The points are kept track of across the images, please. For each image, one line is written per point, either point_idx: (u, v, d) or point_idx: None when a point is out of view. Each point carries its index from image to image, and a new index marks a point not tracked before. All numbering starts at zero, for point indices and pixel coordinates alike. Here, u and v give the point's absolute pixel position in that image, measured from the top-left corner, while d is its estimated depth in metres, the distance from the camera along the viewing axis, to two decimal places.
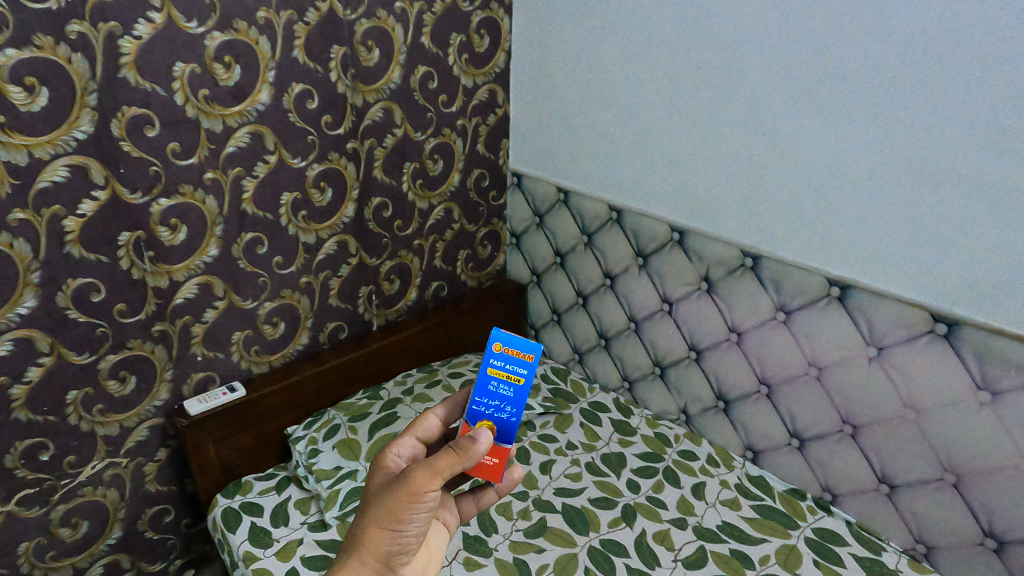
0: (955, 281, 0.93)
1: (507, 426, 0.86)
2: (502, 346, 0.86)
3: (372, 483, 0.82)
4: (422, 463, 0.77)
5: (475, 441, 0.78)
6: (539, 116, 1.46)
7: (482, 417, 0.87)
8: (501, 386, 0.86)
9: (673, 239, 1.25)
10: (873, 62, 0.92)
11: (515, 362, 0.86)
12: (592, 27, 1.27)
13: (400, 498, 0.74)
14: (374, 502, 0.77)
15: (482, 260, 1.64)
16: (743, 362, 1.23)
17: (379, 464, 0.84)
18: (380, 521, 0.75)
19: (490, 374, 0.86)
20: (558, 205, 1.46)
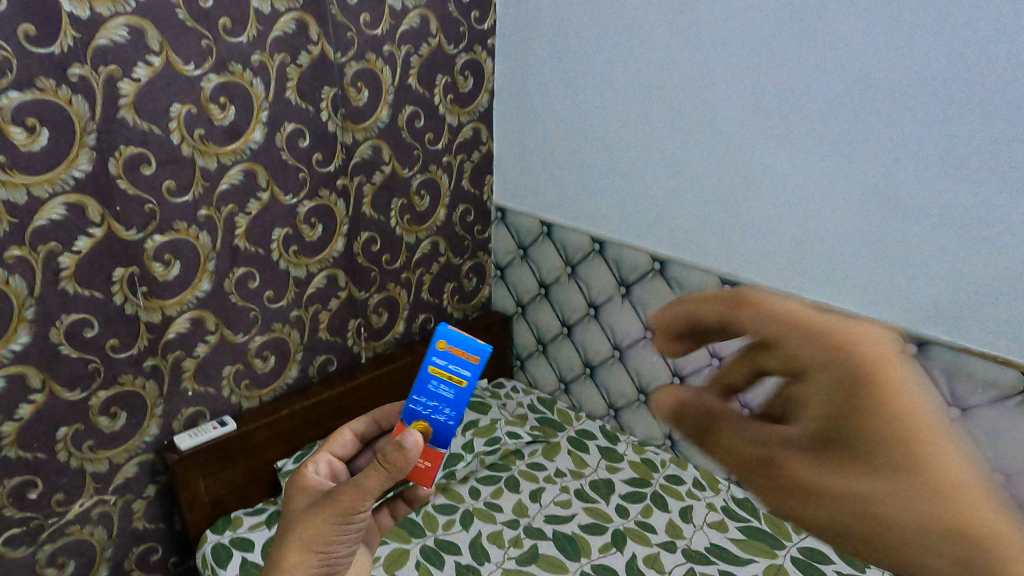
0: (903, 305, 1.06)
1: (444, 432, 0.71)
2: (447, 343, 0.71)
3: (293, 503, 0.73)
4: (347, 484, 0.67)
5: (405, 448, 0.65)
6: (525, 153, 1.57)
7: (417, 419, 0.72)
8: (441, 387, 0.71)
9: (655, 268, 1.38)
10: (842, 93, 1.03)
11: (459, 363, 0.70)
12: (578, 72, 1.40)
13: (329, 522, 0.68)
14: (296, 527, 0.69)
15: (467, 293, 1.73)
16: None
17: (297, 481, 0.75)
18: (301, 547, 0.68)
19: (429, 374, 0.71)
20: (542, 239, 1.59)
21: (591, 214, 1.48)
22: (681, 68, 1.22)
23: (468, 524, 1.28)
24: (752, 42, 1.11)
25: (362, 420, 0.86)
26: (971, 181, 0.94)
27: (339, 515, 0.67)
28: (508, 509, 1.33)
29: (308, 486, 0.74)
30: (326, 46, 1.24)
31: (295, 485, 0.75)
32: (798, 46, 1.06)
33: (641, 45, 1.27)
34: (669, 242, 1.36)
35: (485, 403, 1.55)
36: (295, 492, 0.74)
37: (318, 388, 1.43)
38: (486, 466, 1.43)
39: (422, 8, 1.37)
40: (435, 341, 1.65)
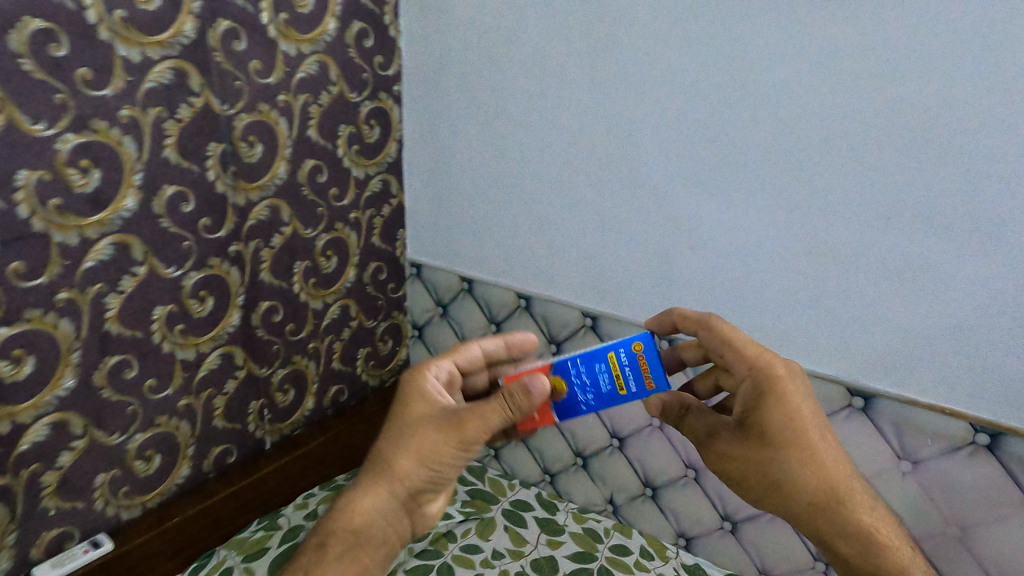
0: (849, 359, 1.02)
1: (573, 404, 0.85)
2: (642, 353, 0.81)
3: (416, 405, 0.84)
4: (477, 406, 0.80)
5: (533, 394, 0.81)
6: (441, 205, 1.47)
7: (566, 376, 0.85)
8: (603, 376, 0.83)
9: (586, 324, 1.31)
10: (775, 141, 0.99)
11: (634, 376, 0.82)
12: (495, 120, 1.31)
13: (449, 442, 0.80)
14: (419, 433, 0.81)
15: (383, 357, 1.58)
16: (667, 447, 1.25)
17: (422, 386, 0.86)
18: (417, 454, 0.81)
19: (606, 358, 0.83)
20: (462, 295, 1.48)
21: (515, 268, 1.39)
22: (603, 116, 1.16)
23: None
24: (677, 91, 1.06)
25: (490, 341, 0.98)
26: (910, 233, 0.92)
27: (461, 441, 0.80)
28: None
29: (432, 395, 0.85)
30: (209, 97, 1.09)
31: (420, 390, 0.85)
32: (727, 96, 1.01)
33: (561, 94, 1.20)
34: (600, 296, 1.29)
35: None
36: (419, 397, 0.85)
37: (214, 487, 1.25)
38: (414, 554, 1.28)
39: (320, 53, 1.24)
40: (348, 416, 1.49)
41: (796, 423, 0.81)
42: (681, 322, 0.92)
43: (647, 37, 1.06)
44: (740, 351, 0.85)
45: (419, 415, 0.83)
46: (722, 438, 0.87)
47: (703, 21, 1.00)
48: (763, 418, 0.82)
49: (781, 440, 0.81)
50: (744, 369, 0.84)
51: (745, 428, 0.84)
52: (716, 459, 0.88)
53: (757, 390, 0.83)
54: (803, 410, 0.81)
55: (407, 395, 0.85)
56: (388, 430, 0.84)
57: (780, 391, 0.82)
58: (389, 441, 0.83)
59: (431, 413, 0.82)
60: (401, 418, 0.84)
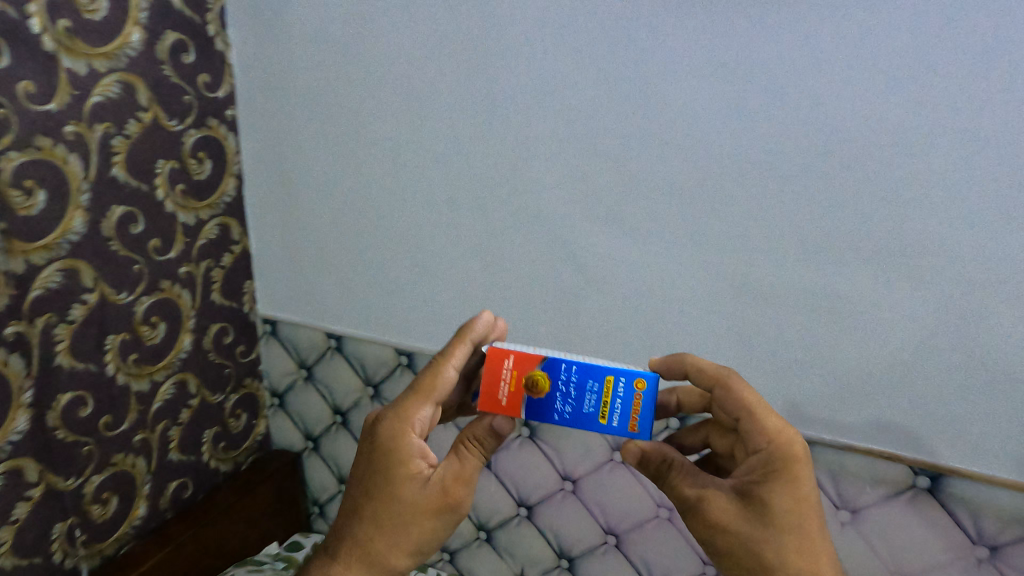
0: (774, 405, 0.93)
1: (538, 411, 0.64)
2: (644, 394, 0.63)
3: (401, 489, 0.63)
4: (456, 469, 0.64)
5: (502, 432, 0.67)
6: (296, 250, 1.24)
7: (553, 374, 0.64)
8: (592, 395, 0.64)
9: None
10: (686, 172, 0.88)
11: (625, 410, 0.63)
12: (358, 150, 1.11)
13: (443, 525, 0.65)
14: (411, 523, 0.63)
15: (236, 436, 1.31)
16: (582, 512, 1.10)
17: (399, 457, 0.64)
18: (407, 546, 0.64)
19: (601, 378, 0.64)
20: (330, 354, 1.26)
21: (394, 319, 1.19)
22: (489, 144, 1.00)
23: None
24: (570, 112, 0.93)
25: (464, 353, 0.67)
26: (835, 265, 0.84)
27: (455, 517, 0.65)
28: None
29: (415, 467, 0.64)
30: None
31: (399, 462, 0.64)
32: (627, 117, 0.89)
33: (436, 119, 1.02)
34: None
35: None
36: (397, 475, 0.63)
37: None
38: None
39: (122, 71, 0.97)
40: (194, 516, 1.20)
41: (803, 501, 0.61)
42: (692, 370, 0.71)
43: (532, 50, 0.92)
44: (760, 419, 0.64)
45: (404, 502, 0.63)
46: (717, 504, 0.63)
47: (594, 33, 0.87)
48: (768, 492, 0.61)
49: (779, 524, 0.61)
50: (761, 442, 0.63)
51: (745, 500, 0.62)
52: (699, 530, 0.64)
53: (766, 469, 0.62)
54: (809, 490, 0.62)
55: (379, 469, 0.64)
56: (361, 515, 0.64)
57: (794, 469, 0.61)
58: (366, 532, 0.64)
59: (417, 494, 0.64)
60: (376, 499, 0.64)
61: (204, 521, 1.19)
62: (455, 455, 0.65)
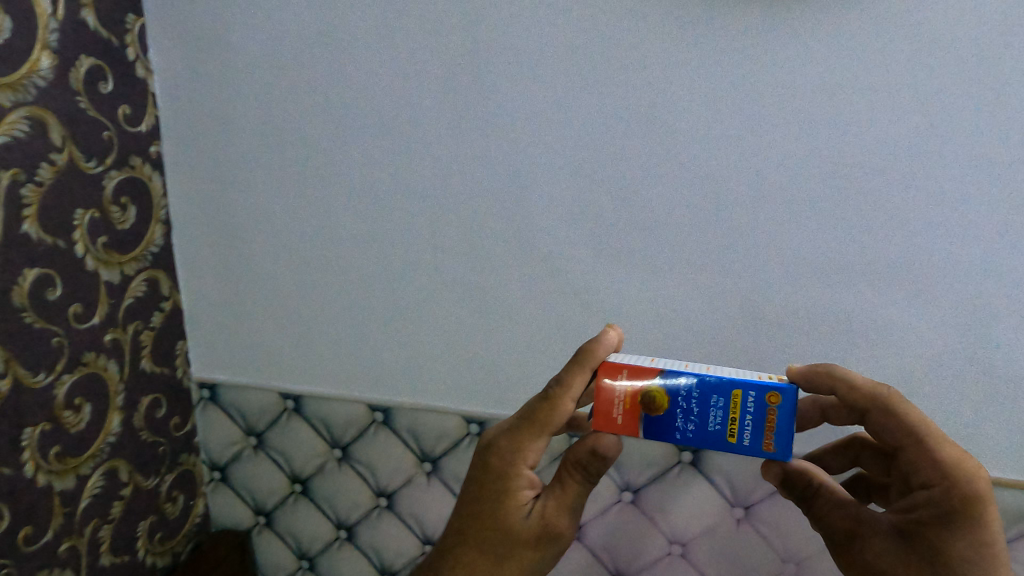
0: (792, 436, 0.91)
1: (664, 428, 0.67)
2: (775, 410, 0.65)
3: (511, 518, 0.70)
4: (559, 497, 0.71)
5: (607, 458, 0.70)
6: (240, 302, 1.08)
7: (673, 391, 0.67)
8: (718, 411, 0.66)
9: (471, 432, 1.03)
10: (698, 198, 0.86)
11: (757, 425, 0.65)
12: (318, 186, 0.99)
13: (545, 554, 0.70)
14: (517, 553, 0.70)
15: (173, 522, 1.12)
16: (588, 558, 1.05)
17: (511, 485, 0.70)
18: (510, 569, 0.70)
19: (727, 394, 0.66)
20: (287, 417, 1.11)
21: (363, 371, 1.06)
22: (476, 174, 0.93)
23: None
24: (570, 139, 0.88)
25: (582, 383, 0.70)
26: (846, 287, 0.84)
27: (556, 548, 0.70)
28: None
29: (523, 496, 0.71)
30: None
31: (508, 486, 0.70)
32: (634, 146, 0.86)
33: (415, 149, 0.94)
34: (484, 395, 1.02)
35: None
36: (508, 503, 0.70)
37: None
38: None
39: (30, 105, 0.80)
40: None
41: (979, 545, 0.61)
42: (839, 383, 0.69)
43: (530, 73, 0.86)
44: (933, 450, 0.64)
45: (512, 527, 0.69)
46: (871, 541, 0.65)
47: (599, 57, 0.83)
48: (941, 533, 0.61)
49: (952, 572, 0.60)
50: (934, 476, 0.63)
51: (913, 541, 0.63)
52: (849, 564, 0.66)
53: (943, 509, 0.62)
54: (986, 535, 0.61)
55: (488, 493, 0.71)
56: (468, 534, 0.70)
57: (972, 511, 0.61)
58: (472, 551, 0.70)
59: (522, 521, 0.70)
60: (485, 521, 0.70)
61: None
62: (557, 483, 0.72)
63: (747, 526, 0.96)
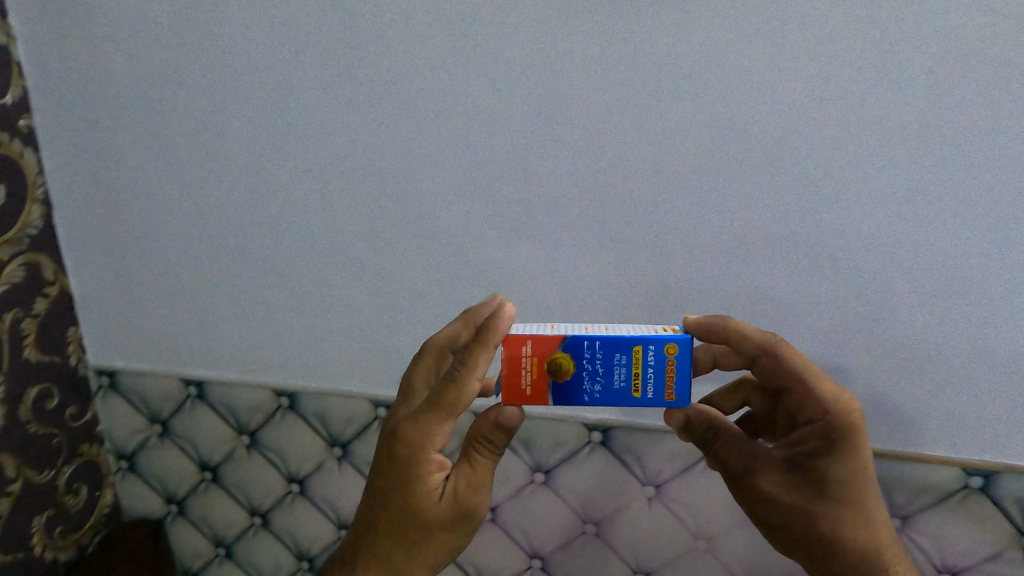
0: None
1: (572, 394, 0.61)
2: (677, 360, 0.60)
3: (421, 508, 0.62)
4: (469, 474, 0.63)
5: (512, 427, 0.62)
6: (133, 286, 1.02)
7: (576, 355, 0.60)
8: (623, 368, 0.61)
9: (379, 415, 1.00)
10: (597, 174, 0.81)
11: (660, 377, 0.61)
12: (204, 163, 0.93)
13: (462, 535, 0.64)
14: (431, 540, 0.63)
15: (76, 514, 1.08)
16: (504, 539, 1.03)
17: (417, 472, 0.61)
18: (426, 557, 0.64)
19: (630, 349, 0.60)
20: (190, 403, 1.07)
21: (265, 355, 1.02)
22: (366, 149, 0.86)
23: None
24: (462, 110, 0.82)
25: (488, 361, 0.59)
26: (751, 262, 0.81)
27: (471, 526, 0.64)
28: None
29: (432, 482, 0.62)
30: None
31: (414, 479, 0.61)
32: (529, 117, 0.80)
33: (300, 122, 0.87)
34: (390, 378, 0.98)
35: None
36: (416, 493, 0.61)
37: None
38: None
39: None
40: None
41: (852, 471, 0.64)
42: (732, 333, 0.68)
43: (415, 38, 0.80)
44: (816, 389, 0.65)
45: (423, 519, 0.62)
46: (765, 477, 0.66)
47: (486, 20, 0.77)
48: (822, 461, 0.65)
49: (836, 496, 0.64)
50: (817, 412, 0.65)
51: (799, 472, 0.65)
52: (745, 499, 0.68)
53: (825, 441, 0.65)
54: (861, 463, 0.64)
55: (392, 486, 0.62)
56: (376, 529, 0.63)
57: (854, 440, 0.64)
58: (383, 545, 0.63)
59: (434, 510, 0.62)
60: (392, 514, 0.62)
61: None
62: (466, 459, 0.64)
63: (658, 504, 0.95)
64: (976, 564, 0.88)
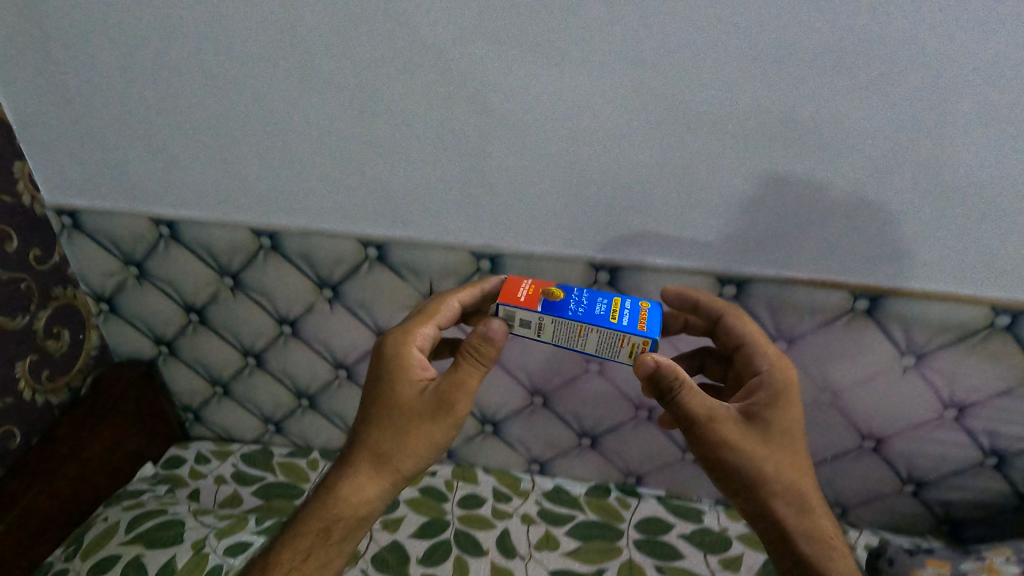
0: (713, 254, 0.82)
1: (552, 304, 0.66)
2: (648, 310, 0.66)
3: (398, 392, 0.68)
4: (450, 376, 0.67)
5: (497, 339, 0.66)
6: (68, 117, 0.87)
7: (567, 290, 0.68)
8: (602, 305, 0.66)
9: (370, 256, 0.93)
10: None
11: (635, 318, 0.65)
12: None
13: (441, 429, 0.67)
14: (408, 426, 0.67)
15: (63, 359, 1.05)
16: (503, 375, 1.00)
17: (398, 364, 0.70)
18: (406, 449, 0.67)
19: (610, 299, 0.68)
20: (164, 244, 0.99)
21: (234, 194, 0.91)
22: None
23: None
24: None
25: (470, 294, 0.79)
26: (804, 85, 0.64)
27: (450, 422, 0.67)
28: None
29: (414, 374, 0.70)
30: None
31: (399, 375, 0.69)
32: None
33: None
34: (377, 218, 0.89)
35: (202, 534, 0.98)
36: (399, 382, 0.69)
37: None
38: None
39: None
40: (34, 478, 0.95)
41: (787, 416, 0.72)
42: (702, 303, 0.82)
43: None
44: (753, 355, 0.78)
45: (405, 404, 0.68)
46: (726, 425, 0.68)
47: None
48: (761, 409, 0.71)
49: (777, 436, 0.70)
50: (762, 368, 0.76)
51: (750, 418, 0.71)
52: (700, 442, 0.69)
53: (772, 391, 0.73)
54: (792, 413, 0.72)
55: (383, 388, 0.69)
56: (368, 424, 0.69)
57: (791, 393, 0.73)
58: (371, 437, 0.68)
59: (419, 399, 0.68)
60: (381, 410, 0.69)
61: (50, 466, 0.97)
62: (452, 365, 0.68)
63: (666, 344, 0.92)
64: (986, 399, 0.86)
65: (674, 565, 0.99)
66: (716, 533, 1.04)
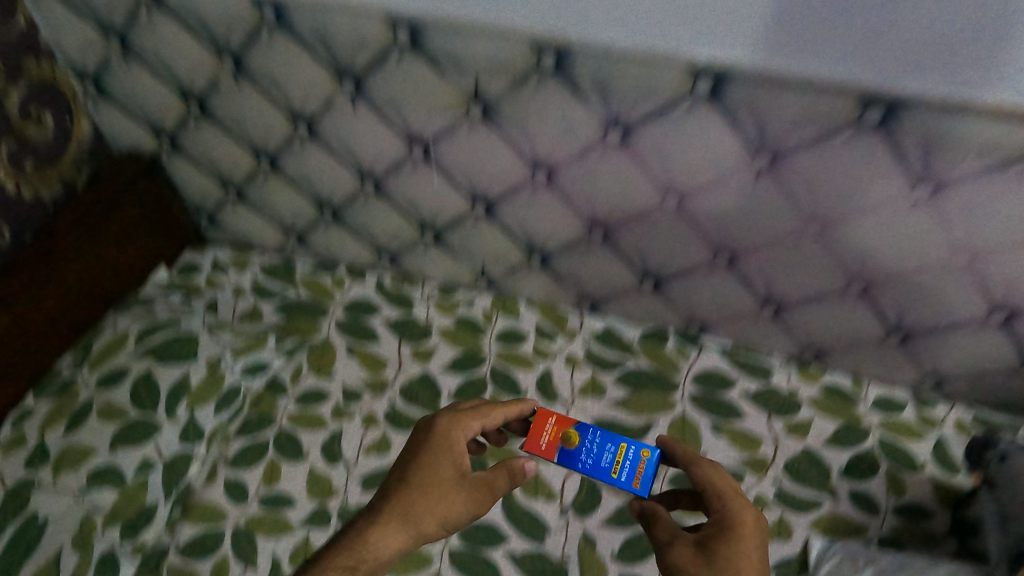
0: (891, 44, 0.57)
1: (570, 461, 0.74)
2: (646, 463, 0.72)
3: (437, 465, 0.66)
4: (488, 475, 0.67)
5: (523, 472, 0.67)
6: None
7: (583, 432, 0.75)
8: (609, 456, 0.73)
9: (400, 40, 0.72)
10: None
11: (632, 472, 0.72)
12: None
13: (469, 510, 0.66)
14: (441, 494, 0.65)
15: (48, 148, 0.90)
16: (559, 205, 0.85)
17: (439, 437, 0.68)
18: (434, 516, 0.64)
19: (617, 443, 0.74)
20: (146, 11, 0.78)
21: None
22: None
23: (269, 526, 0.84)
24: None
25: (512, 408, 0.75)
26: None
27: (484, 499, 0.66)
28: (304, 496, 0.86)
29: (454, 452, 0.68)
30: None
31: (439, 449, 0.67)
32: None
33: None
34: None
35: (218, 352, 0.90)
36: (440, 453, 0.67)
37: None
38: (235, 462, 0.89)
39: None
40: (30, 284, 0.85)
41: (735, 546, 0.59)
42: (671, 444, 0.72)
43: None
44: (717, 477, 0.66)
45: (439, 476, 0.66)
46: (681, 551, 0.61)
47: None
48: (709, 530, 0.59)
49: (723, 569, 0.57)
50: (715, 505, 0.63)
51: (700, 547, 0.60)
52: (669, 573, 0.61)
53: (719, 526, 0.61)
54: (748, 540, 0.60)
55: (418, 461, 0.67)
56: (400, 485, 0.66)
57: (740, 524, 0.60)
58: (402, 498, 0.65)
59: (454, 476, 0.66)
60: (417, 477, 0.66)
61: (47, 269, 0.87)
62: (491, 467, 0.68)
63: (769, 180, 0.73)
64: None
65: (733, 428, 0.89)
66: (785, 397, 0.92)
